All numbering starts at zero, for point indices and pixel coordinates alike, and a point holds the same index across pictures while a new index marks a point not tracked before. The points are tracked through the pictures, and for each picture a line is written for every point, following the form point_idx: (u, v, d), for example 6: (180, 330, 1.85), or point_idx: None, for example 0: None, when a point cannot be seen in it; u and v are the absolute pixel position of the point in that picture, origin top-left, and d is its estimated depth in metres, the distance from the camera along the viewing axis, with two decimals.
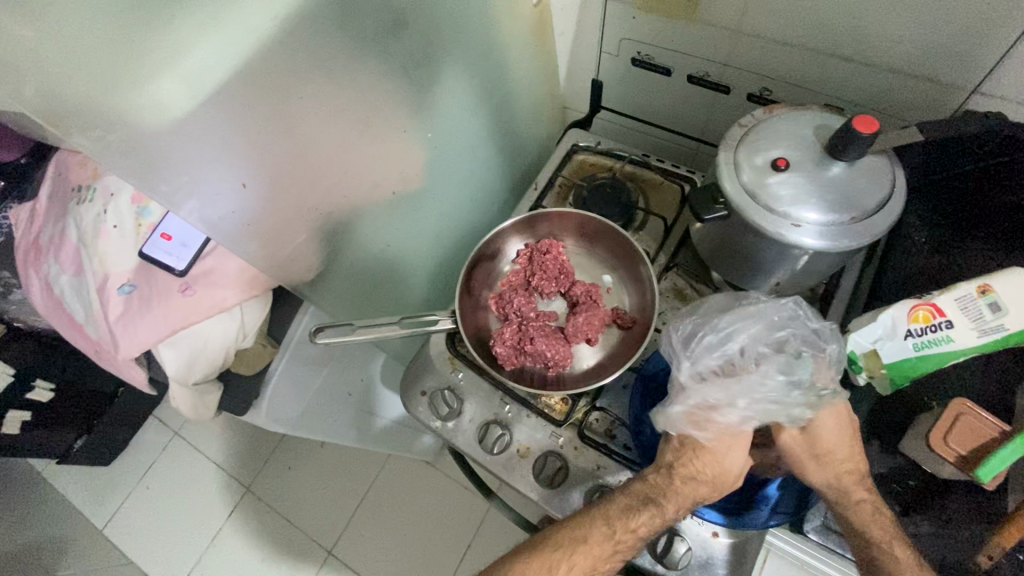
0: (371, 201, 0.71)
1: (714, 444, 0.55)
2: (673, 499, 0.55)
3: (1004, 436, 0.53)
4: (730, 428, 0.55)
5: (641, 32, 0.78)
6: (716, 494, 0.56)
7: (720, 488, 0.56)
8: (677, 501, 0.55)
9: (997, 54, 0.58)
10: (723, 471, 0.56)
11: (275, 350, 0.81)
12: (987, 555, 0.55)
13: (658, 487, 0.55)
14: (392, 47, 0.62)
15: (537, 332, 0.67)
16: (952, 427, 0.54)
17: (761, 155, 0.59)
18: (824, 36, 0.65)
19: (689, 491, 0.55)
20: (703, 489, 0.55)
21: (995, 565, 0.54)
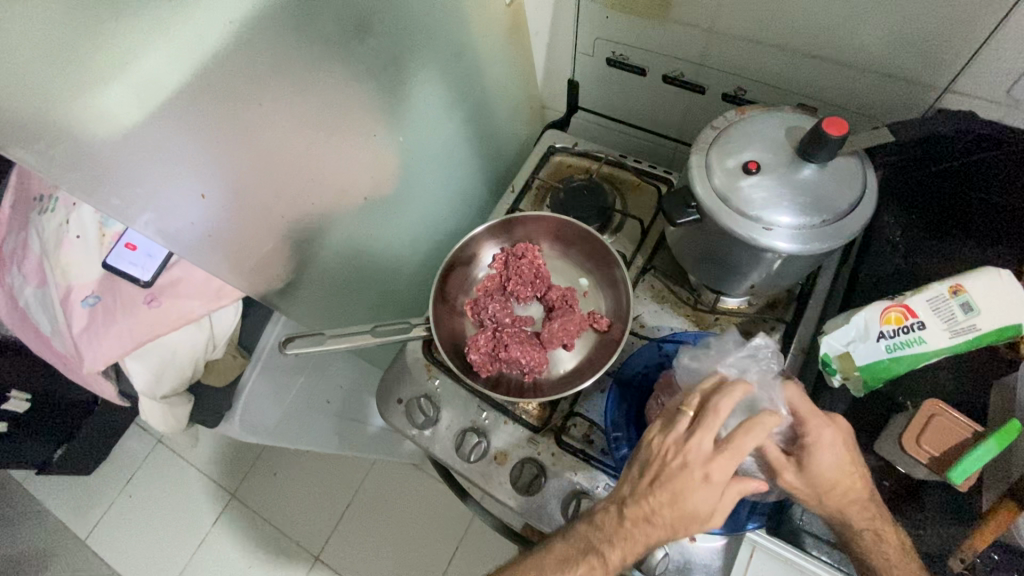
0: (342, 207, 0.69)
1: (676, 481, 0.48)
2: (618, 547, 0.50)
3: (977, 437, 0.53)
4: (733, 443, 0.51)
5: (614, 32, 0.77)
6: (680, 534, 0.50)
7: (685, 528, 0.49)
8: (630, 544, 0.50)
9: (965, 53, 0.58)
10: (683, 514, 0.48)
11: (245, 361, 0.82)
12: (960, 558, 0.54)
13: (604, 531, 0.51)
14: (358, 50, 0.61)
15: (511, 339, 0.66)
16: (925, 427, 0.54)
17: (733, 157, 0.58)
18: (796, 35, 0.65)
19: (642, 536, 0.49)
20: (660, 533, 0.49)
21: (969, 565, 0.55)
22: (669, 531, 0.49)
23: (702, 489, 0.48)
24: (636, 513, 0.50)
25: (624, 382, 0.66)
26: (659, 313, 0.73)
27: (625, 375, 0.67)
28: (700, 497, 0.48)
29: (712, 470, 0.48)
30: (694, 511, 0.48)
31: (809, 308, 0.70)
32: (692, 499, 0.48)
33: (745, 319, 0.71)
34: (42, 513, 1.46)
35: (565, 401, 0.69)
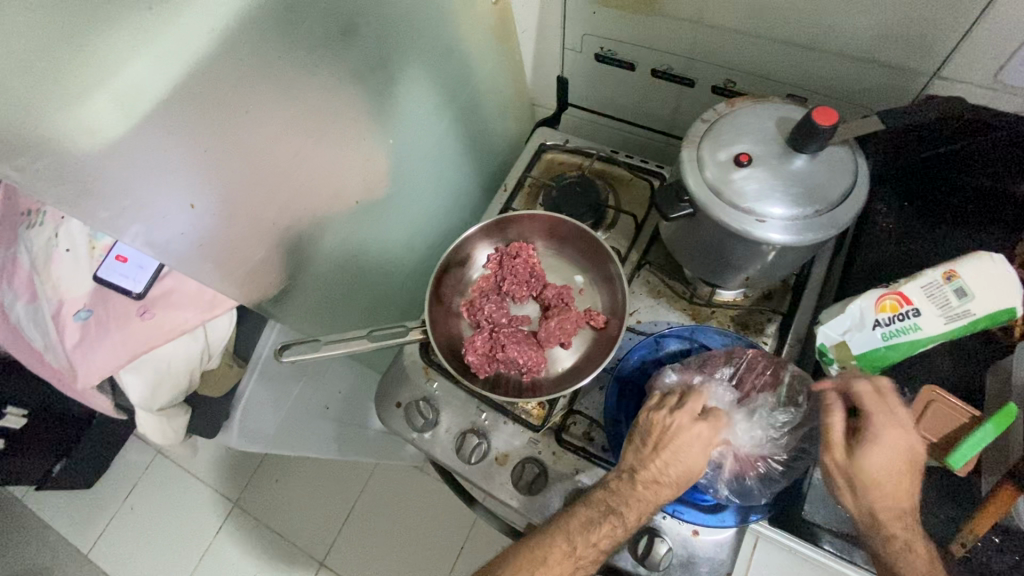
0: (333, 212, 0.69)
1: (676, 441, 0.54)
2: (633, 508, 0.54)
3: (975, 421, 0.53)
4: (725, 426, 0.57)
5: (602, 27, 0.76)
6: (679, 493, 0.55)
7: (683, 489, 0.55)
8: (638, 505, 0.54)
9: (953, 39, 0.58)
10: (686, 470, 0.54)
11: (240, 370, 0.84)
12: (960, 543, 0.55)
13: (620, 494, 0.55)
14: (343, 53, 0.61)
15: (508, 339, 0.66)
16: (922, 414, 0.54)
17: (724, 150, 0.58)
18: (783, 25, 0.65)
19: (651, 495, 0.54)
20: (665, 491, 0.54)
21: (969, 550, 0.54)
22: (674, 489, 0.55)
23: (697, 449, 0.55)
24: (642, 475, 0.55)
25: (622, 377, 0.66)
26: (655, 308, 0.73)
27: (624, 371, 0.67)
28: (697, 454, 0.54)
29: (699, 435, 0.55)
30: (693, 469, 0.54)
31: (804, 298, 0.70)
32: (693, 462, 0.54)
33: (741, 312, 0.71)
34: (43, 529, 1.46)
35: (564, 400, 0.69)
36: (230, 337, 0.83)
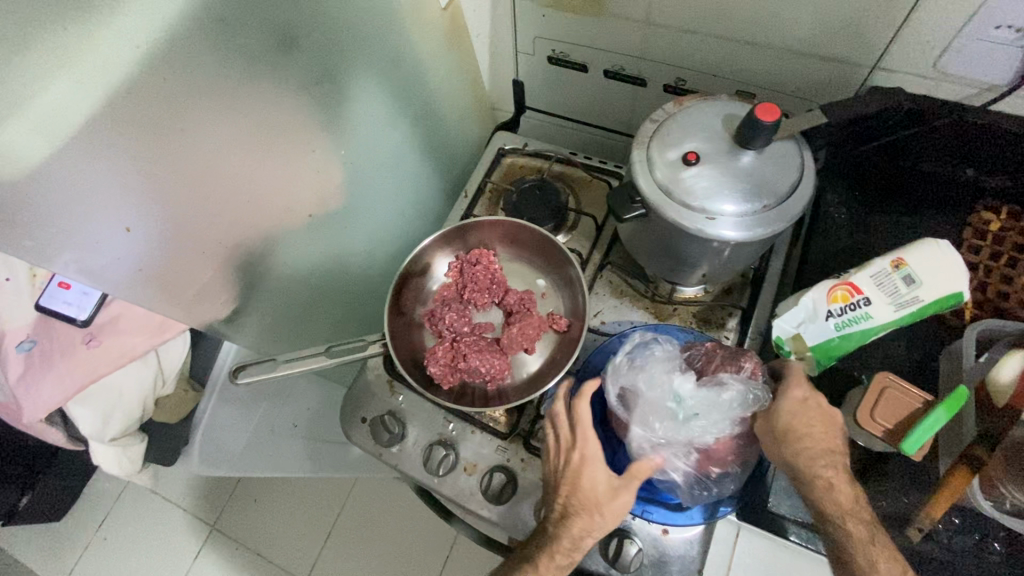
0: (286, 227, 0.67)
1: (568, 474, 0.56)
2: (545, 553, 0.54)
3: (928, 406, 0.54)
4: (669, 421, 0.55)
5: (553, 30, 0.76)
6: (606, 526, 0.55)
7: (604, 518, 0.55)
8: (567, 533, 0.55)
9: (890, 31, 0.59)
10: (586, 500, 0.55)
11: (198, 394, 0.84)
12: (918, 528, 0.57)
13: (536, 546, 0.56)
14: (285, 66, 0.59)
15: (470, 348, 0.65)
16: (878, 402, 0.55)
17: (673, 149, 0.58)
18: (728, 22, 0.65)
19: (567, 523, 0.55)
20: (584, 521, 0.54)
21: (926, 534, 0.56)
22: (590, 517, 0.55)
23: (597, 479, 0.55)
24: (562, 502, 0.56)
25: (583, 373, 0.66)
26: (618, 308, 0.73)
27: (586, 372, 0.66)
28: (590, 476, 0.55)
29: (588, 463, 0.55)
30: (601, 496, 0.55)
31: (764, 291, 0.71)
32: (592, 490, 0.55)
33: (702, 308, 0.71)
34: (9, 566, 1.40)
35: (532, 405, 0.68)
36: (185, 359, 0.83)
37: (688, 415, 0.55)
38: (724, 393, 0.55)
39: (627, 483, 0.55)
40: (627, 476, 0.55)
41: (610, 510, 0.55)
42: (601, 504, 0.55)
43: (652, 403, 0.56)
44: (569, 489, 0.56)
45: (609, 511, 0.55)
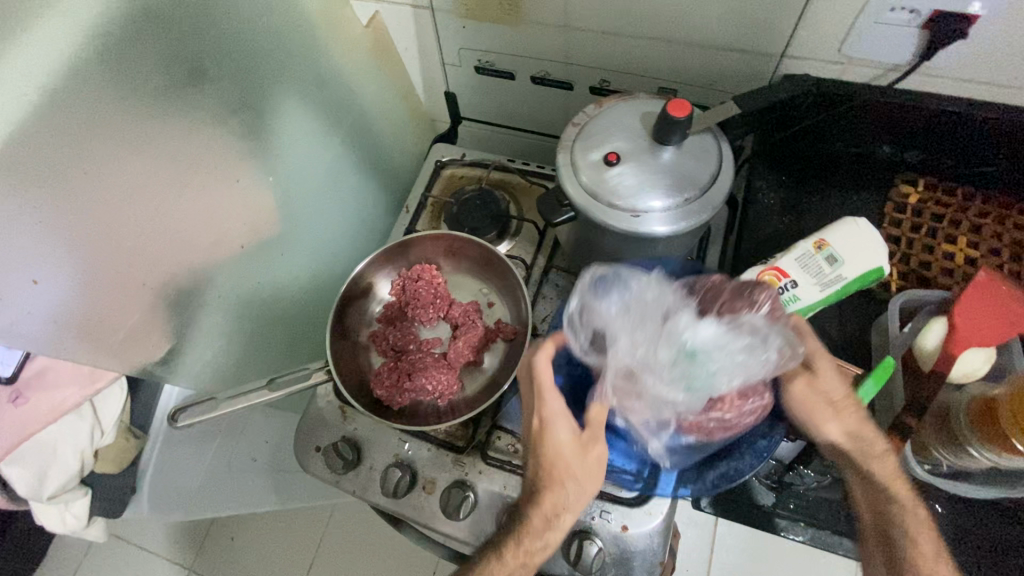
0: (216, 260, 0.66)
1: (539, 431, 0.53)
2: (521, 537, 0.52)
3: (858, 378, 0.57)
4: (676, 377, 0.47)
5: (474, 41, 0.77)
6: (582, 486, 0.52)
7: (576, 475, 0.52)
8: (538, 510, 0.52)
9: (791, 20, 0.61)
10: (554, 458, 0.52)
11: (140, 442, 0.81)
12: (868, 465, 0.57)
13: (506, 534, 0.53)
14: (192, 98, 0.58)
15: (415, 366, 0.64)
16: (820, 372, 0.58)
17: (595, 151, 0.59)
18: (640, 21, 0.66)
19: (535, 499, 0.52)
20: (552, 494, 0.52)
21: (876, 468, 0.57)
22: (557, 488, 0.52)
23: (563, 442, 0.52)
24: (533, 474, 0.53)
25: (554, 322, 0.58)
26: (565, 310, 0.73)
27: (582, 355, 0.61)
28: (557, 434, 0.52)
29: (555, 424, 0.52)
30: (571, 461, 0.52)
31: None
32: (561, 453, 0.52)
33: None
34: None
35: (487, 416, 0.68)
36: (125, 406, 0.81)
37: (705, 371, 0.46)
38: (747, 339, 0.47)
39: (592, 441, 0.52)
40: (589, 425, 0.52)
41: (581, 475, 0.52)
42: (570, 468, 0.52)
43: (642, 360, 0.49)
44: (543, 456, 0.52)
45: (580, 478, 0.52)
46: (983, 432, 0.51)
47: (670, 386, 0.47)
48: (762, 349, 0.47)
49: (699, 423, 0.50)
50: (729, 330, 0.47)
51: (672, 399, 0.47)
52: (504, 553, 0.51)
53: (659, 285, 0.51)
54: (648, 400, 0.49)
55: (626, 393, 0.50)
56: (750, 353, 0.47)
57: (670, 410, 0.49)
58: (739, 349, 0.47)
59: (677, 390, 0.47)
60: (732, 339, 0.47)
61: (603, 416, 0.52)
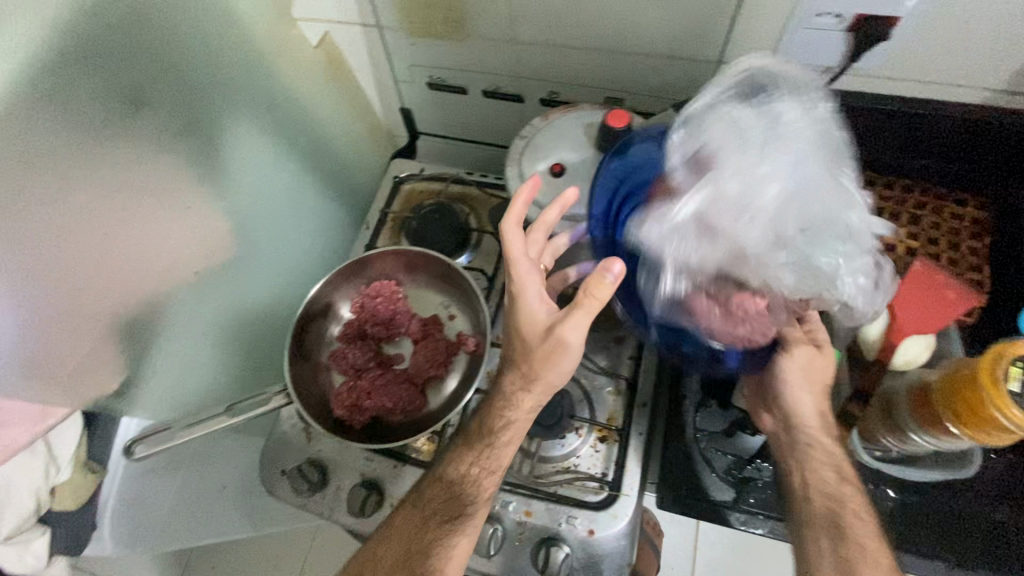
0: (169, 287, 0.65)
1: (517, 286, 0.52)
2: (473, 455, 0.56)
3: None
4: (772, 246, 0.47)
5: (424, 57, 0.77)
6: (537, 369, 0.51)
7: (535, 346, 0.51)
8: (503, 397, 0.55)
9: (724, 28, 0.63)
10: (517, 329, 0.52)
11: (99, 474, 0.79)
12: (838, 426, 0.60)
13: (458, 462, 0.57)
14: (135, 127, 0.58)
15: (374, 385, 0.65)
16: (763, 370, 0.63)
17: (542, 164, 0.61)
18: (582, 33, 0.68)
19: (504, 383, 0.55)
20: (516, 377, 0.53)
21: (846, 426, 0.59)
22: (522, 377, 0.53)
23: (532, 319, 0.51)
24: (506, 356, 0.55)
25: (621, 147, 0.57)
26: None
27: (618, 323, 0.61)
28: (526, 297, 0.51)
29: (527, 290, 0.51)
30: (537, 348, 0.51)
31: None
32: (528, 330, 0.51)
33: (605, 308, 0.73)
34: None
35: (451, 428, 0.67)
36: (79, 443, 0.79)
37: (803, 252, 0.47)
38: (858, 268, 0.48)
39: (559, 323, 0.49)
40: (582, 291, 0.48)
41: (543, 358, 0.51)
42: (536, 347, 0.51)
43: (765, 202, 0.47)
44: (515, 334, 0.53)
45: (541, 364, 0.51)
46: (921, 417, 0.50)
47: (755, 243, 0.47)
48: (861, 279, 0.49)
49: (704, 298, 0.50)
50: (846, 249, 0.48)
51: (755, 246, 0.47)
52: (474, 445, 0.56)
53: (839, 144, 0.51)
54: (740, 247, 0.47)
55: (713, 231, 0.48)
56: (859, 277, 0.49)
57: (741, 258, 0.47)
58: (846, 267, 0.48)
59: (791, 253, 0.47)
60: (858, 259, 0.48)
61: (605, 292, 0.47)
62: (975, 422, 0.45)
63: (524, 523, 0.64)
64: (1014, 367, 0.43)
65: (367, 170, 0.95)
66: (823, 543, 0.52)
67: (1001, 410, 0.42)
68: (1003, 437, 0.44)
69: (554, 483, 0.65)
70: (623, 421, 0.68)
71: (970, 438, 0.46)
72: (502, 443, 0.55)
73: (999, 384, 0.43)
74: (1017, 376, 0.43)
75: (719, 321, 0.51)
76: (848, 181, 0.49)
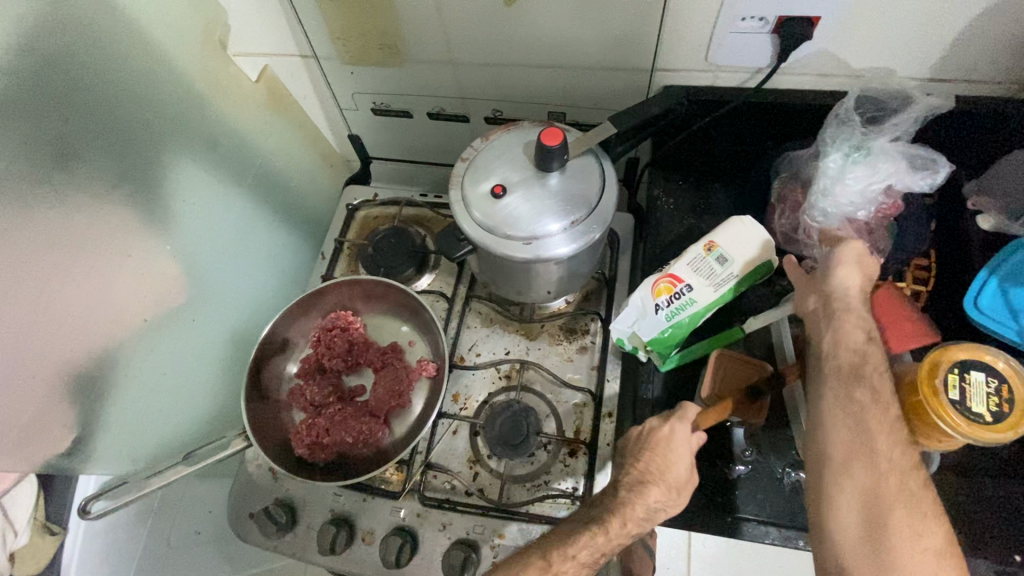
0: (115, 339, 0.64)
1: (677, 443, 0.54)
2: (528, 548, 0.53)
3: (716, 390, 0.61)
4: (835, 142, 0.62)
5: (366, 84, 0.77)
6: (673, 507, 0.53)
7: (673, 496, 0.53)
8: (642, 502, 0.53)
9: (653, 39, 0.64)
10: (667, 476, 0.53)
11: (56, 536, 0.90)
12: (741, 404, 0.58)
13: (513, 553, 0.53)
14: (65, 181, 0.57)
15: (333, 421, 0.65)
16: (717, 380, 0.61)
17: (482, 186, 0.60)
18: (518, 52, 0.68)
19: (646, 496, 0.53)
20: (660, 492, 0.53)
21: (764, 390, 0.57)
22: (667, 490, 0.53)
23: (684, 450, 0.54)
24: (651, 467, 0.54)
25: (757, 109, 0.70)
26: (490, 337, 0.73)
27: (569, 210, 0.59)
28: (685, 455, 0.54)
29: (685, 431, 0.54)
30: (682, 473, 0.53)
31: (617, 290, 0.73)
32: (680, 473, 0.53)
33: (566, 319, 0.73)
34: None
35: (419, 454, 0.67)
36: (36, 503, 0.89)
37: (852, 155, 0.61)
38: (861, 195, 0.62)
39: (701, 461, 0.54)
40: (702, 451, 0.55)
41: (682, 492, 0.54)
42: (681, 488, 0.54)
43: (889, 136, 0.62)
44: (660, 457, 0.54)
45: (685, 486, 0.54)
46: None
47: (837, 140, 0.62)
48: (850, 203, 0.62)
49: (784, 187, 0.69)
50: (861, 177, 0.61)
51: (835, 138, 0.62)
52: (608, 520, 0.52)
53: (924, 170, 0.62)
54: (828, 133, 0.63)
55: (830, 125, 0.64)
56: (843, 198, 0.62)
57: (831, 130, 0.63)
58: (849, 184, 0.61)
59: (842, 142, 0.62)
60: (872, 187, 0.61)
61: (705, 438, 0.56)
62: (923, 430, 0.45)
63: (498, 547, 0.62)
64: (952, 375, 0.44)
65: (322, 198, 0.94)
66: (835, 381, 0.49)
67: (943, 419, 0.43)
68: (952, 444, 0.44)
69: (524, 501, 0.63)
70: (589, 433, 0.66)
71: (924, 446, 0.46)
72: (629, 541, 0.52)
73: (938, 393, 0.43)
74: (956, 384, 0.43)
75: (789, 184, 0.69)
76: (913, 178, 0.61)
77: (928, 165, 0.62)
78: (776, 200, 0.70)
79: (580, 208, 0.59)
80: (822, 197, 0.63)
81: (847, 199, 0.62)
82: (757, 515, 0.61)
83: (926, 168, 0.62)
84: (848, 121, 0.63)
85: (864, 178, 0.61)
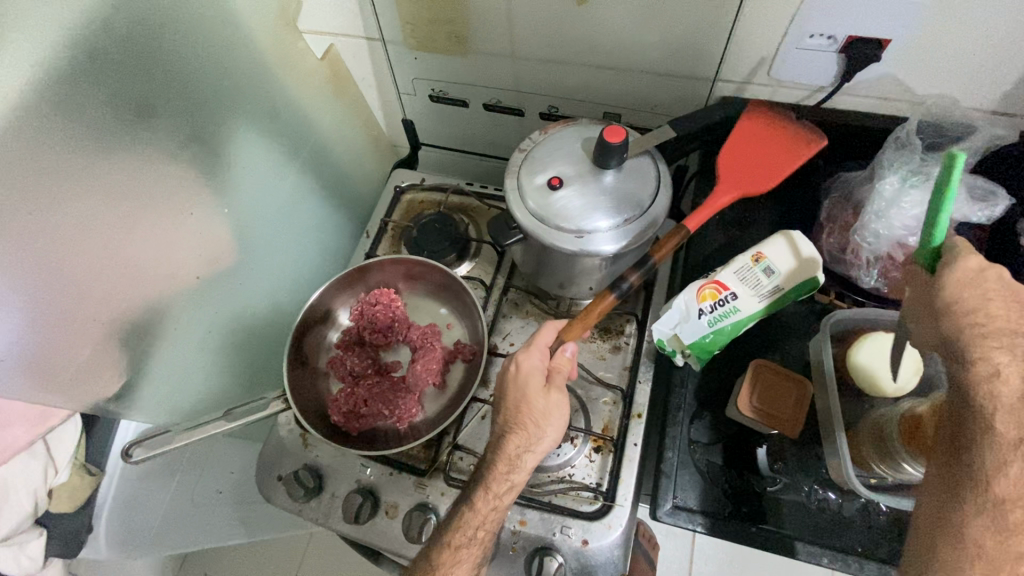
0: (169, 293, 0.66)
1: (530, 387, 0.57)
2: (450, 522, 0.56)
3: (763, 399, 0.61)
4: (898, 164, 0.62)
5: (428, 70, 0.79)
6: (531, 451, 0.56)
7: (529, 438, 0.56)
8: (503, 454, 0.56)
9: (719, 50, 0.65)
10: (521, 413, 0.56)
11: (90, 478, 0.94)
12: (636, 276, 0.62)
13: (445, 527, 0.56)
14: (142, 135, 0.59)
15: (368, 393, 0.67)
16: (772, 395, 0.61)
17: (539, 176, 0.61)
18: (582, 50, 0.69)
19: (507, 441, 0.56)
20: (520, 437, 0.56)
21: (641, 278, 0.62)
22: (528, 435, 0.56)
23: (532, 380, 0.57)
24: (510, 415, 0.57)
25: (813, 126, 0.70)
26: (525, 327, 0.74)
27: (620, 207, 0.60)
28: (535, 391, 0.56)
29: (531, 363, 0.58)
30: (538, 406, 0.56)
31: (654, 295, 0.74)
32: (526, 401, 0.56)
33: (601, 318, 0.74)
34: None
35: (449, 435, 0.68)
36: (76, 446, 0.93)
37: (911, 177, 0.61)
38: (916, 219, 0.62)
39: (555, 383, 0.58)
40: (556, 375, 0.58)
41: (536, 419, 0.56)
42: (521, 419, 0.56)
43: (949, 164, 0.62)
44: (513, 398, 0.57)
45: (544, 422, 0.56)
46: (914, 445, 0.53)
47: (898, 161, 0.62)
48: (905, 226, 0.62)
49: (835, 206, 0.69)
50: (920, 199, 0.61)
51: (896, 160, 0.62)
52: (475, 502, 0.55)
53: (983, 201, 0.62)
54: (888, 154, 0.63)
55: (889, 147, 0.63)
56: (898, 219, 0.62)
57: (892, 151, 0.63)
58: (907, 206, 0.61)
59: (904, 163, 0.62)
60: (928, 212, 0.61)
61: (568, 366, 0.59)
62: None
63: (519, 533, 0.63)
64: None
65: (369, 179, 0.96)
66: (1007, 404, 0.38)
67: None
68: None
69: (550, 491, 0.64)
70: (617, 431, 0.67)
71: None
72: (503, 499, 0.55)
73: None
74: None
75: (839, 203, 0.69)
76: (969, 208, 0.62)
77: (987, 196, 0.62)
78: (825, 218, 0.70)
79: (631, 205, 0.60)
80: (876, 216, 0.63)
81: (903, 221, 0.62)
82: (783, 530, 0.61)
83: (984, 199, 0.62)
84: (910, 144, 0.62)
85: (920, 201, 0.61)
